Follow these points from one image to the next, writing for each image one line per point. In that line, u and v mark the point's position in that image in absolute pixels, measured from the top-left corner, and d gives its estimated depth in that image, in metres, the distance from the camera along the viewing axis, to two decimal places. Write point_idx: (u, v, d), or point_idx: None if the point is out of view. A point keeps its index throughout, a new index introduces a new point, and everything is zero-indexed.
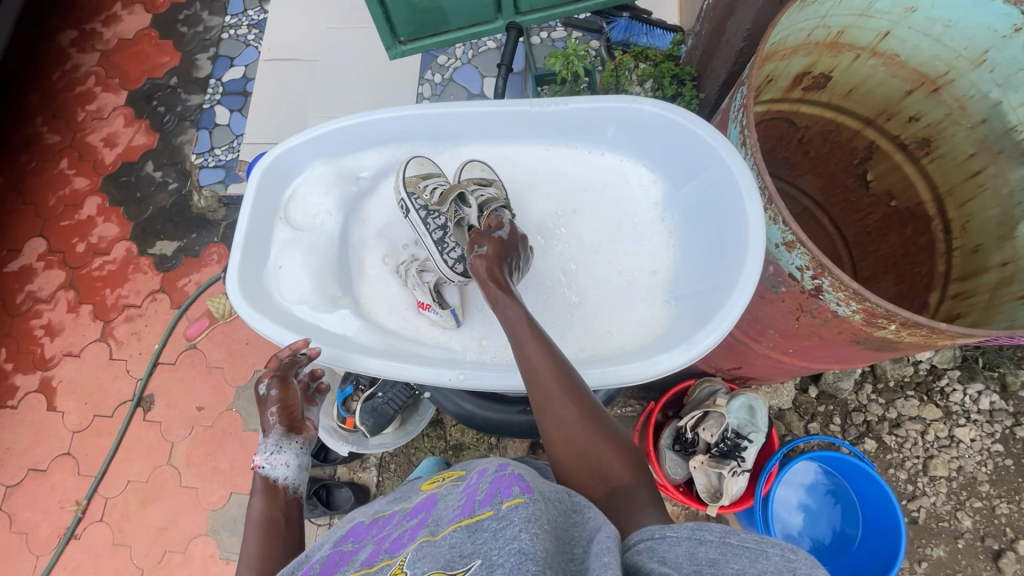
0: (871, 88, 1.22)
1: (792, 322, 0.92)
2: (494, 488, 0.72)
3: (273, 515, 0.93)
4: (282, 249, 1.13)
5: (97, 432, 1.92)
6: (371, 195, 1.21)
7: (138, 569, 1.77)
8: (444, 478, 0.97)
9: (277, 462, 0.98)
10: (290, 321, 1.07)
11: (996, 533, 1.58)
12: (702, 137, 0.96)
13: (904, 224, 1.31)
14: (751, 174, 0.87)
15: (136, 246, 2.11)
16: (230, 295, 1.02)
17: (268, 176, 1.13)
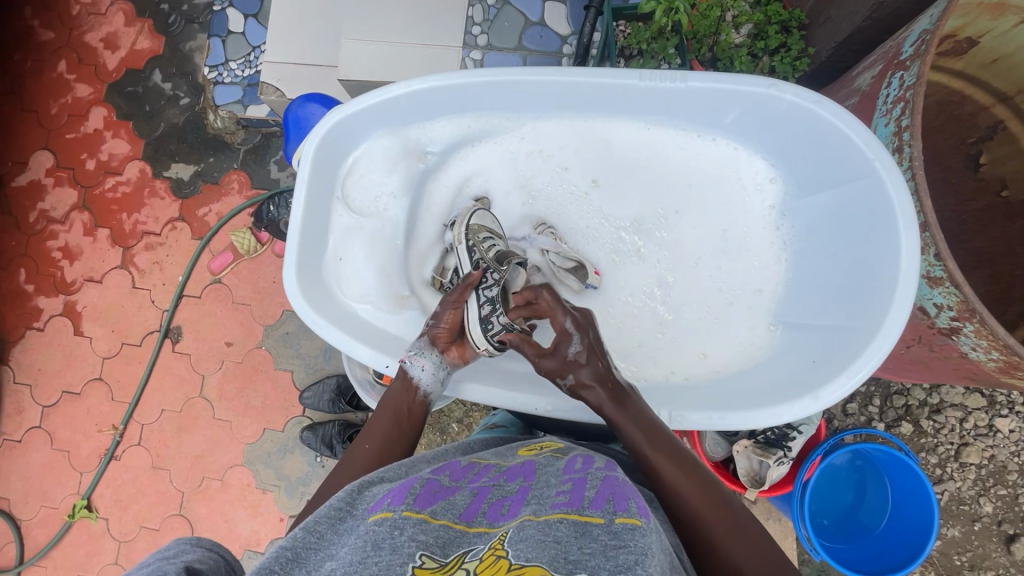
0: (1022, 60, 1.03)
1: (899, 347, 0.84)
2: (606, 493, 0.63)
3: (401, 408, 0.91)
4: (342, 239, 1.04)
5: (127, 359, 1.92)
6: (443, 171, 1.07)
7: (179, 492, 1.85)
8: (538, 447, 0.87)
9: (421, 364, 0.94)
10: (355, 321, 1.01)
11: (1013, 519, 1.60)
12: (854, 146, 0.81)
13: (1011, 218, 1.17)
14: (911, 205, 0.75)
15: (149, 167, 1.96)
16: (290, 291, 0.96)
17: (323, 150, 0.99)
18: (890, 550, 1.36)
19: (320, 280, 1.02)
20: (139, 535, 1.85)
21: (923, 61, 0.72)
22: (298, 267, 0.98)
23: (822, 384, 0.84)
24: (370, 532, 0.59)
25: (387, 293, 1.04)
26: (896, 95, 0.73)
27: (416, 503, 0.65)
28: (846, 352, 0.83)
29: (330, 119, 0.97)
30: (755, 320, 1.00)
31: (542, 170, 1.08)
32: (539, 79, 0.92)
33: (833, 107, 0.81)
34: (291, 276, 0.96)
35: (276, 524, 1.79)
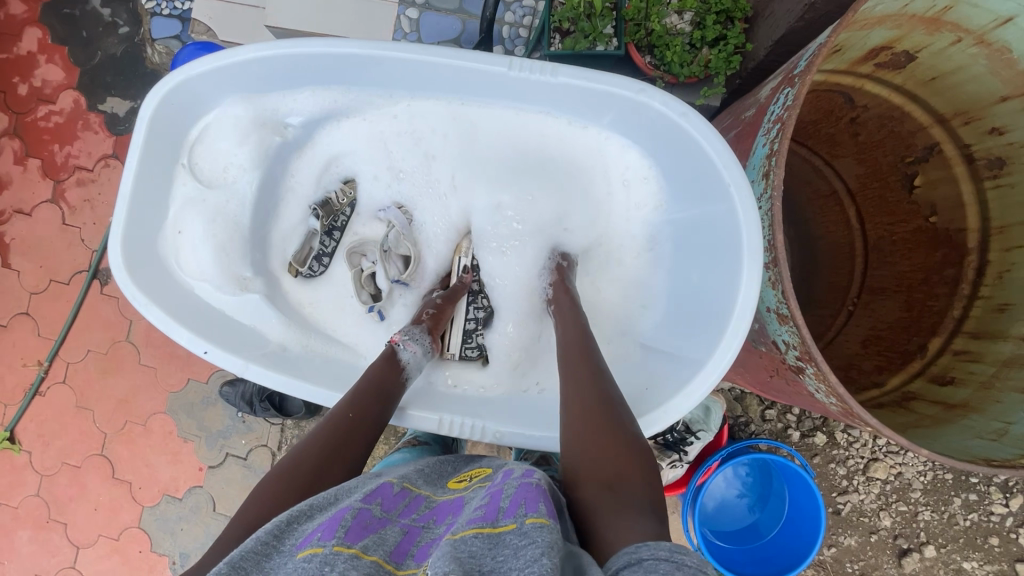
0: (962, 80, 0.95)
1: (764, 376, 0.81)
2: (522, 498, 0.57)
3: (387, 386, 0.85)
4: (183, 211, 0.94)
5: (54, 297, 1.85)
6: (310, 151, 1.03)
7: (101, 432, 1.83)
8: (469, 476, 0.77)
9: (412, 346, 0.92)
10: (186, 304, 0.93)
11: (908, 534, 1.63)
12: (717, 168, 0.75)
13: (934, 245, 1.10)
14: (760, 238, 0.71)
15: (84, 98, 1.81)
16: (111, 265, 0.86)
17: (166, 109, 0.89)
18: (775, 557, 1.41)
19: (153, 255, 0.92)
20: (60, 470, 1.84)
21: (802, 81, 0.66)
22: (126, 239, 0.88)
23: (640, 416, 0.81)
24: (296, 573, 0.50)
25: (225, 274, 0.96)
26: (776, 113, 0.68)
27: (348, 537, 0.55)
28: (673, 380, 0.82)
29: (174, 78, 0.87)
30: (606, 334, 0.98)
31: (411, 151, 1.02)
32: (413, 58, 0.84)
33: (697, 122, 0.78)
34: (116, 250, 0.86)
35: (194, 472, 1.78)
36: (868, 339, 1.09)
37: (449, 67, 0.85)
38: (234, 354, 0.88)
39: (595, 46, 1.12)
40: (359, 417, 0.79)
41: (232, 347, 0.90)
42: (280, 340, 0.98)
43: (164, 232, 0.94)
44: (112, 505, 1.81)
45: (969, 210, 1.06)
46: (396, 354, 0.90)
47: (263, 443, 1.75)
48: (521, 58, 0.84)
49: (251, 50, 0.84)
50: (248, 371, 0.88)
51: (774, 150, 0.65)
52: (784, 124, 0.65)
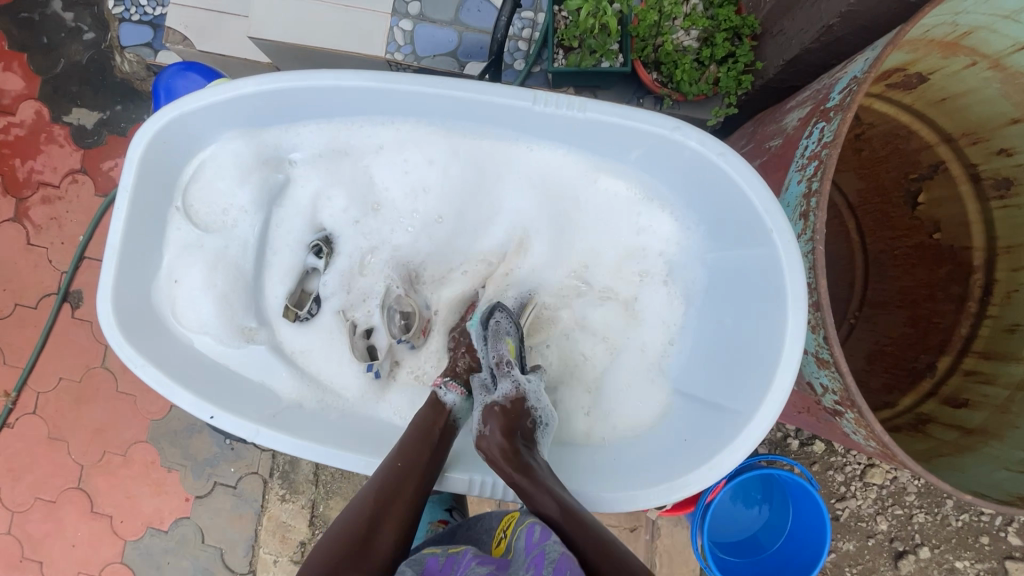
0: (971, 103, 0.96)
1: (793, 411, 0.80)
2: (567, 568, 0.55)
3: (431, 430, 0.81)
4: (179, 259, 0.88)
5: (21, 322, 1.64)
6: (302, 187, 0.95)
7: (77, 464, 1.63)
8: (504, 530, 0.73)
9: (453, 389, 0.88)
10: (187, 361, 0.88)
11: (905, 537, 1.39)
12: (755, 210, 0.73)
13: (938, 262, 1.10)
14: (802, 283, 0.69)
15: (48, 109, 1.62)
16: (105, 322, 0.80)
17: (157, 151, 0.83)
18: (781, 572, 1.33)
19: (149, 310, 0.87)
20: (33, 507, 1.64)
21: (844, 115, 0.63)
22: (119, 292, 0.83)
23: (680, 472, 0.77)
24: None
25: (227, 326, 0.90)
26: (811, 150, 0.67)
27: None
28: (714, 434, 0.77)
29: (165, 115, 0.81)
30: (637, 377, 0.92)
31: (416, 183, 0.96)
32: (424, 88, 0.79)
33: (735, 161, 0.73)
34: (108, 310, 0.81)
35: (180, 503, 1.59)
36: (873, 355, 1.09)
37: (462, 100, 0.80)
38: (240, 417, 0.83)
39: (601, 62, 1.08)
40: (408, 467, 0.75)
41: (241, 410, 0.85)
42: (292, 397, 0.92)
43: (160, 281, 0.88)
44: (92, 541, 1.62)
45: (973, 228, 1.06)
46: (439, 399, 0.86)
47: (254, 471, 1.57)
48: (545, 91, 0.79)
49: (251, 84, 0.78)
50: (260, 437, 0.83)
51: (815, 191, 0.64)
52: (825, 162, 0.63)
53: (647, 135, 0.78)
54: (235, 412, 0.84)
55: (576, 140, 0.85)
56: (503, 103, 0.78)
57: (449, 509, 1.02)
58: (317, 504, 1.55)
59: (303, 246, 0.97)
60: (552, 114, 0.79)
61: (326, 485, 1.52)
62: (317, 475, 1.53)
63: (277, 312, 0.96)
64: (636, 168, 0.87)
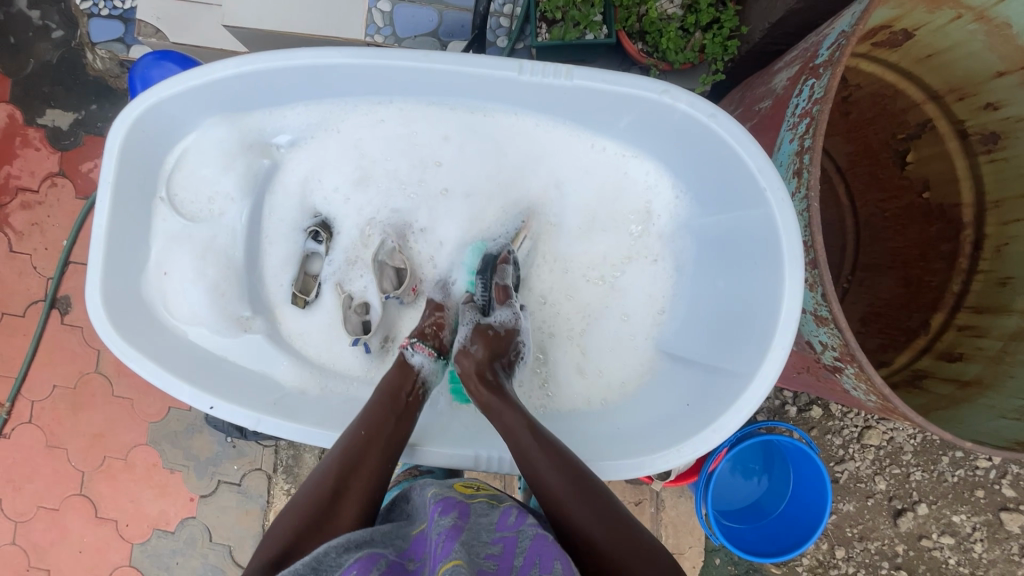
0: (957, 58, 0.95)
1: (794, 372, 0.81)
2: (535, 555, 0.54)
3: (399, 395, 0.81)
4: (167, 250, 0.87)
5: (9, 331, 1.60)
6: (290, 171, 0.94)
7: (78, 471, 1.60)
8: (474, 485, 0.72)
9: (422, 350, 0.87)
10: (183, 354, 0.86)
11: (902, 495, 1.41)
12: (749, 171, 0.72)
13: (928, 221, 1.11)
14: (799, 241, 0.69)
15: (20, 112, 1.56)
16: (95, 319, 0.79)
17: (138, 140, 0.81)
18: (784, 535, 1.34)
19: (138, 303, 0.85)
20: (36, 516, 1.61)
21: (833, 70, 0.63)
22: (107, 287, 0.81)
23: (683, 435, 0.78)
24: None
25: (221, 315, 0.89)
26: (802, 107, 0.67)
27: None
28: (714, 397, 0.78)
29: (145, 100, 0.79)
30: (635, 347, 0.92)
31: (406, 163, 0.95)
32: (410, 64, 0.77)
33: (726, 121, 0.72)
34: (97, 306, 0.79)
35: (185, 504, 1.57)
36: (866, 316, 1.11)
37: (447, 73, 0.78)
38: (241, 406, 0.82)
39: (584, 34, 1.06)
40: (373, 433, 0.74)
41: (241, 400, 0.84)
42: (295, 385, 0.91)
43: (149, 274, 0.86)
44: (99, 546, 1.60)
45: (961, 184, 1.07)
46: (406, 360, 0.86)
47: (258, 467, 1.56)
48: (531, 60, 0.77)
49: (230, 66, 0.76)
50: (263, 425, 0.81)
51: (807, 148, 0.64)
52: (816, 118, 0.63)
53: (637, 100, 0.77)
54: (235, 402, 0.82)
55: (566, 112, 0.85)
56: (491, 74, 0.76)
57: (442, 492, 0.93)
58: None
59: (303, 232, 0.96)
60: (539, 84, 0.78)
61: None
62: None
63: (282, 299, 0.95)
64: (625, 134, 0.86)
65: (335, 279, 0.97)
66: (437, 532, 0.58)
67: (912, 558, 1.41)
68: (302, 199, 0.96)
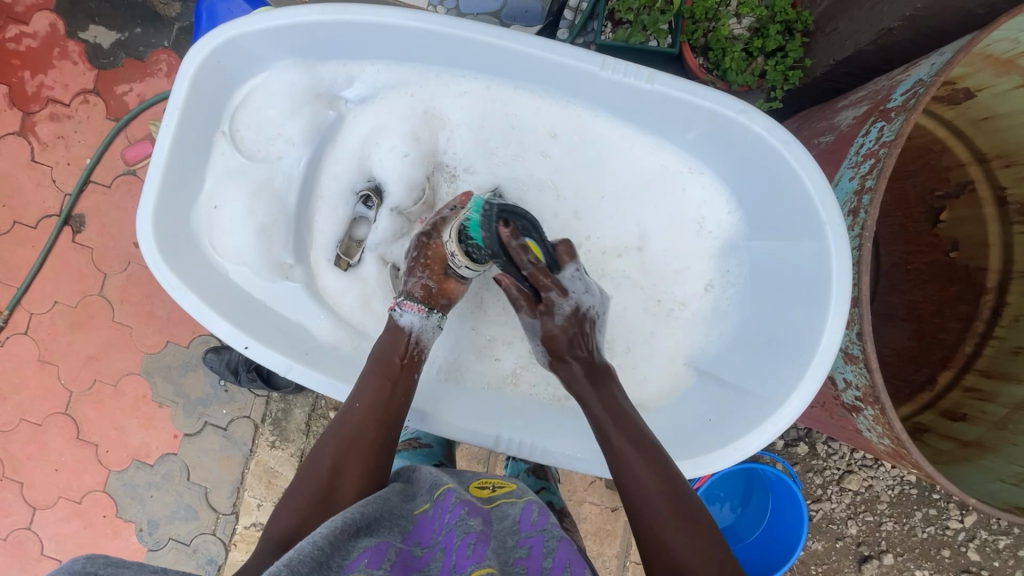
0: (1011, 125, 0.97)
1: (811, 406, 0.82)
2: (565, 559, 0.58)
3: (392, 359, 0.81)
4: (220, 185, 0.87)
5: (17, 241, 1.52)
6: (352, 128, 0.93)
7: (66, 390, 1.52)
8: (490, 484, 0.75)
9: (411, 308, 0.85)
10: (222, 289, 0.86)
11: (871, 542, 1.41)
12: (810, 203, 0.73)
13: (951, 279, 1.11)
14: (848, 280, 0.70)
15: (63, 23, 1.49)
16: (143, 242, 0.79)
17: (211, 71, 0.81)
18: (753, 560, 1.35)
19: (187, 234, 0.85)
20: (18, 427, 1.53)
21: (908, 116, 0.64)
22: (159, 212, 0.81)
23: (699, 449, 0.79)
24: None
25: (266, 260, 0.89)
26: (868, 147, 0.68)
27: (393, 571, 0.55)
28: (739, 418, 0.79)
29: (224, 33, 0.79)
30: (659, 355, 0.92)
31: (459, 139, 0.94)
32: (492, 39, 0.78)
33: (797, 150, 0.73)
34: (148, 231, 0.79)
35: (169, 439, 1.51)
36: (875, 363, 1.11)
37: (527, 55, 0.79)
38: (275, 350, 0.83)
39: (649, 40, 1.05)
40: (366, 404, 0.76)
41: (276, 344, 0.85)
42: (329, 339, 0.91)
43: (200, 206, 0.86)
44: (75, 468, 1.52)
45: (987, 250, 1.09)
46: (395, 321, 0.84)
47: (247, 415, 1.51)
48: (613, 57, 0.78)
49: (315, 12, 0.76)
50: (294, 372, 0.83)
51: (869, 188, 0.66)
52: (882, 160, 0.64)
53: (712, 114, 0.78)
54: (271, 345, 0.83)
55: (637, 113, 0.86)
56: (570, 63, 0.77)
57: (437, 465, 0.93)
58: (307, 453, 1.48)
59: (354, 195, 0.94)
60: (617, 81, 0.79)
61: (318, 436, 1.46)
62: (309, 425, 1.47)
63: (326, 257, 0.94)
64: (689, 144, 0.87)
65: (379, 252, 0.95)
66: (463, 532, 0.58)
67: None
68: (354, 158, 0.95)
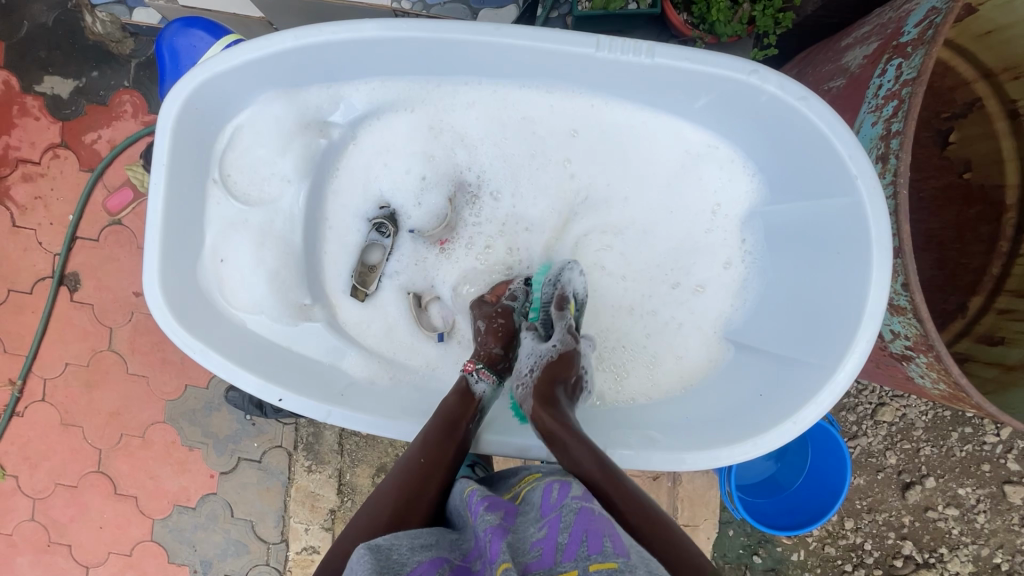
0: (1016, 35, 0.93)
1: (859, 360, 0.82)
2: (582, 531, 0.54)
3: (460, 423, 0.76)
4: (223, 236, 0.84)
5: (16, 309, 1.49)
6: (354, 155, 0.91)
7: (95, 449, 1.51)
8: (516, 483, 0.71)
9: (485, 377, 0.83)
10: (243, 342, 0.84)
11: (912, 469, 1.36)
12: (840, 162, 0.70)
13: (970, 201, 1.07)
14: (889, 235, 0.68)
15: (17, 79, 1.43)
16: (153, 306, 0.76)
17: (193, 119, 0.78)
18: (801, 508, 1.29)
19: (197, 288, 0.83)
20: (55, 492, 1.52)
21: (928, 50, 0.62)
22: (165, 274, 0.78)
23: (755, 428, 0.77)
24: None
25: (282, 303, 0.87)
26: (888, 89, 0.67)
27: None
28: (792, 389, 0.78)
29: (196, 75, 0.75)
30: (692, 330, 0.91)
31: (454, 141, 0.91)
32: (477, 36, 0.74)
33: (818, 106, 0.70)
34: (156, 294, 0.77)
35: (206, 480, 1.50)
36: None
37: (515, 47, 0.75)
38: (308, 398, 0.81)
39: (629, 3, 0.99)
40: (433, 460, 0.71)
41: (308, 391, 0.82)
42: (364, 375, 0.89)
43: (205, 261, 0.84)
44: (119, 522, 1.52)
45: (1003, 166, 1.05)
46: (470, 388, 0.81)
47: (278, 444, 1.49)
48: (608, 36, 0.74)
49: (291, 40, 0.72)
50: (334, 416, 0.81)
51: (896, 133, 0.65)
52: (906, 101, 0.63)
53: (722, 82, 0.74)
54: (304, 394, 0.81)
55: (638, 89, 0.81)
56: (563, 48, 0.73)
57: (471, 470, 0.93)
58: (344, 472, 1.47)
59: (367, 221, 0.94)
60: (615, 61, 0.74)
61: (352, 454, 1.45)
62: (342, 444, 1.46)
63: (343, 290, 0.93)
64: (700, 115, 0.83)
65: (399, 282, 0.96)
66: (483, 529, 0.57)
67: (917, 529, 1.38)
68: (357, 181, 0.92)
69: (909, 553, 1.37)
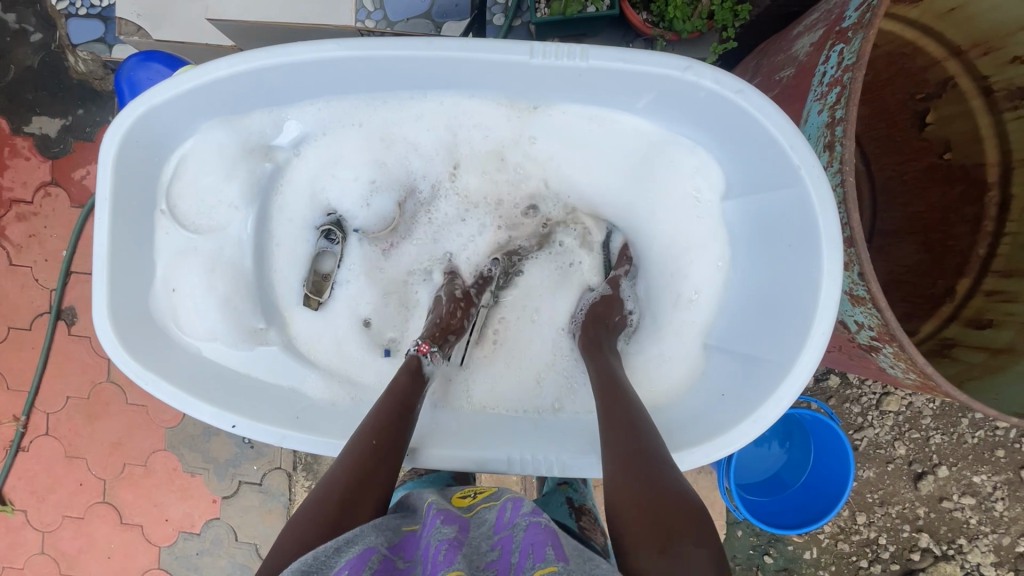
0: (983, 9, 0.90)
1: (838, 352, 0.80)
2: (529, 544, 0.53)
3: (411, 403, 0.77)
4: (174, 266, 0.85)
5: (16, 345, 1.52)
6: (300, 170, 0.91)
7: (98, 479, 1.53)
8: (473, 492, 0.72)
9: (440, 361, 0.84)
10: (196, 370, 0.85)
11: (922, 459, 1.32)
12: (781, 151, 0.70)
13: (952, 180, 1.05)
14: (833, 222, 0.67)
15: (7, 122, 1.47)
16: (102, 334, 0.78)
17: (140, 148, 0.79)
18: (804, 508, 1.25)
19: (149, 317, 0.84)
20: (63, 524, 1.54)
21: (866, 33, 0.61)
22: (117, 304, 0.79)
23: (721, 425, 0.77)
24: None
25: (235, 327, 0.88)
26: (831, 75, 0.66)
27: None
28: (753, 384, 0.77)
29: (142, 106, 0.76)
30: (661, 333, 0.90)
31: (411, 154, 0.92)
32: (418, 52, 0.74)
33: (754, 97, 0.70)
34: (108, 325, 0.78)
35: (209, 505, 1.50)
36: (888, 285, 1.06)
37: (459, 60, 0.75)
38: (264, 422, 0.81)
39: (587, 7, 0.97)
40: (385, 442, 0.70)
41: (263, 416, 0.82)
42: (325, 397, 0.89)
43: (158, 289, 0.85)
44: (126, 551, 1.53)
45: (985, 143, 1.02)
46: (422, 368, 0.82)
47: (278, 466, 1.49)
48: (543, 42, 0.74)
49: (225, 67, 0.74)
50: (287, 440, 0.80)
51: (840, 120, 0.64)
52: (848, 86, 0.62)
53: (654, 79, 0.74)
54: (259, 419, 0.81)
55: (588, 93, 0.81)
56: (505, 58, 0.73)
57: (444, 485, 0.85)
58: None
59: (313, 230, 0.94)
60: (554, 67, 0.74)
61: None
62: None
63: (295, 300, 0.93)
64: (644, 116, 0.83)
65: (350, 293, 0.95)
66: (436, 539, 0.56)
67: (933, 520, 1.33)
68: (307, 200, 0.93)
69: (926, 546, 1.33)
